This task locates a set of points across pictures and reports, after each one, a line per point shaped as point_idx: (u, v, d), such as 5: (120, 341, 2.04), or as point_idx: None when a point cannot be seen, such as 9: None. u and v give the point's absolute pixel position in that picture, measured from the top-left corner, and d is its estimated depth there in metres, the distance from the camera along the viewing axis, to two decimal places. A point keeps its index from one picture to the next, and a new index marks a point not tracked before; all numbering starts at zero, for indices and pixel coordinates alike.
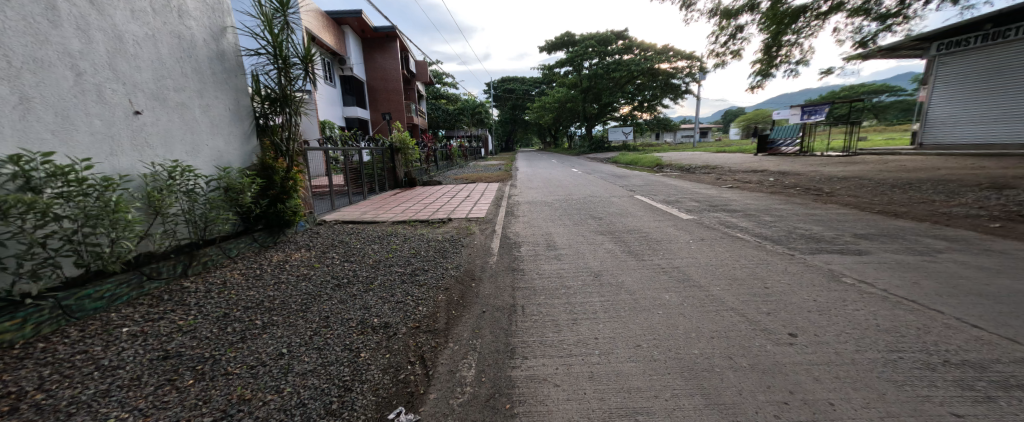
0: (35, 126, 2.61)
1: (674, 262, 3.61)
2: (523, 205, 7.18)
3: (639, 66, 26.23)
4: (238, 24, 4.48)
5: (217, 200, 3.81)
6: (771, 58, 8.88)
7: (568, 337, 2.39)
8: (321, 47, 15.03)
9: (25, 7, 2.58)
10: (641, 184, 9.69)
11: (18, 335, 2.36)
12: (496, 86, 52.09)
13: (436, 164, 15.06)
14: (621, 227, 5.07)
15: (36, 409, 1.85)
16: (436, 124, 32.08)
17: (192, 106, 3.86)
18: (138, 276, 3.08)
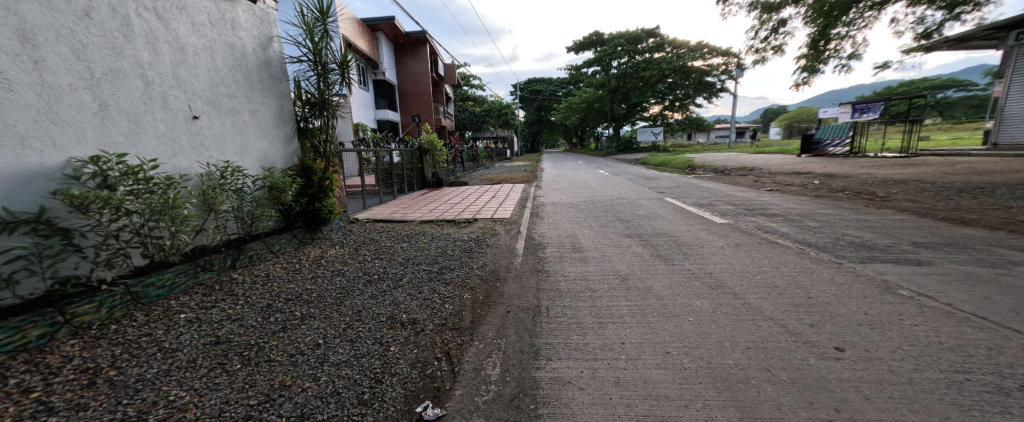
0: (111, 130, 2.91)
1: (706, 267, 3.47)
2: (548, 207, 7.15)
3: (670, 64, 25.27)
4: (283, 33, 4.75)
5: (264, 198, 4.08)
6: (818, 53, 8.32)
7: (594, 341, 2.36)
8: (355, 52, 15.63)
9: (107, 26, 2.90)
10: (670, 186, 9.33)
11: (94, 316, 2.65)
12: (525, 88, 52.15)
13: (462, 165, 15.30)
14: (649, 231, 4.90)
15: (110, 383, 2.08)
16: (463, 126, 32.47)
17: (242, 111, 4.15)
18: (194, 266, 3.35)
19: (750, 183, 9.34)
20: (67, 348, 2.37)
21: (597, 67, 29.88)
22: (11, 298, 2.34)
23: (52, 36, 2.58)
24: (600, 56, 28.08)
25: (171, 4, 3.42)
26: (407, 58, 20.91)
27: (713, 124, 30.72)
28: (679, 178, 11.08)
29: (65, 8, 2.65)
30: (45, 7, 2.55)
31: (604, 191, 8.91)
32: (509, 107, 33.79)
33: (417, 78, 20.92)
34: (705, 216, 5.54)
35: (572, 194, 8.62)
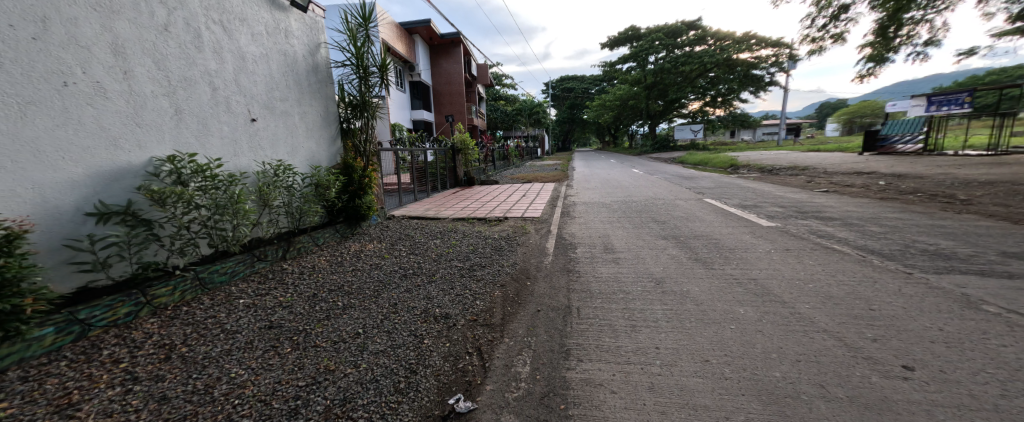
0: (184, 133, 3.24)
1: (750, 273, 3.26)
2: (579, 206, 7.04)
3: (713, 58, 23.84)
4: (330, 40, 5.02)
5: (311, 195, 4.35)
6: (888, 41, 7.53)
7: (627, 344, 2.30)
8: (393, 55, 16.16)
9: (182, 39, 3.24)
10: (711, 186, 8.84)
11: (171, 298, 2.98)
12: (557, 86, 51.37)
13: (494, 164, 15.39)
14: (687, 233, 4.68)
15: (182, 357, 2.33)
16: (494, 125, 32.54)
17: (293, 113, 4.46)
18: (251, 256, 3.66)
19: (802, 184, 8.64)
20: (147, 325, 2.68)
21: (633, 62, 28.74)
22: (105, 279, 2.71)
23: (138, 49, 2.92)
24: (635, 52, 26.87)
25: (235, 16, 3.75)
26: (441, 60, 21.28)
27: (762, 120, 28.67)
28: (720, 178, 10.45)
29: (149, 24, 2.99)
30: (133, 24, 2.90)
31: (638, 191, 8.63)
32: (539, 106, 33.50)
33: (450, 79, 21.31)
34: (751, 219, 5.19)
35: (604, 194, 8.42)
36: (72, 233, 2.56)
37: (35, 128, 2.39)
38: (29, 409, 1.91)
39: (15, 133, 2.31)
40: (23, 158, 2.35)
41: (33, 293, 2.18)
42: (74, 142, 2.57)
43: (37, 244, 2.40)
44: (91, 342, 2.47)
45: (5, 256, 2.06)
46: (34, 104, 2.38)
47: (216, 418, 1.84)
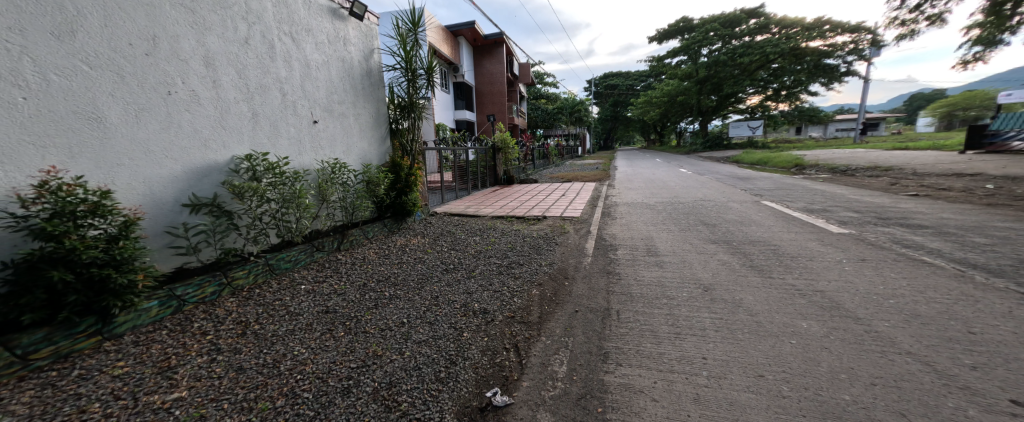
0: (259, 134, 3.62)
1: (815, 284, 2.94)
2: (621, 206, 6.80)
3: (778, 47, 21.61)
4: (382, 45, 5.27)
5: (364, 191, 4.64)
6: (1005, 18, 6.40)
7: (670, 352, 2.19)
8: (439, 58, 16.64)
9: (258, 50, 3.60)
10: (772, 188, 8.08)
11: (247, 280, 3.35)
12: (600, 83, 49.66)
13: (534, 164, 15.31)
14: (741, 238, 4.33)
15: (256, 333, 2.62)
16: (538, 125, 32.25)
17: (349, 115, 4.78)
18: (312, 246, 3.99)
19: (886, 186, 7.61)
20: (227, 304, 3.03)
21: (684, 56, 27.07)
22: (196, 262, 3.14)
23: (224, 61, 3.30)
24: (688, 44, 25.26)
25: (302, 28, 4.09)
26: (485, 61, 21.45)
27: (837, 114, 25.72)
28: (784, 179, 9.53)
29: (232, 38, 3.37)
30: (220, 38, 3.28)
31: (686, 192, 8.13)
32: (582, 104, 32.74)
33: (491, 80, 21.35)
34: (818, 224, 4.66)
35: (648, 194, 8.05)
36: (172, 221, 2.96)
37: (147, 131, 2.81)
38: (138, 369, 2.25)
39: (132, 136, 2.73)
40: (138, 156, 2.77)
41: (144, 270, 2.56)
42: (174, 142, 2.97)
43: (146, 230, 2.81)
44: (184, 315, 2.84)
45: (123, 238, 2.45)
46: (145, 111, 2.80)
47: (282, 389, 2.04)
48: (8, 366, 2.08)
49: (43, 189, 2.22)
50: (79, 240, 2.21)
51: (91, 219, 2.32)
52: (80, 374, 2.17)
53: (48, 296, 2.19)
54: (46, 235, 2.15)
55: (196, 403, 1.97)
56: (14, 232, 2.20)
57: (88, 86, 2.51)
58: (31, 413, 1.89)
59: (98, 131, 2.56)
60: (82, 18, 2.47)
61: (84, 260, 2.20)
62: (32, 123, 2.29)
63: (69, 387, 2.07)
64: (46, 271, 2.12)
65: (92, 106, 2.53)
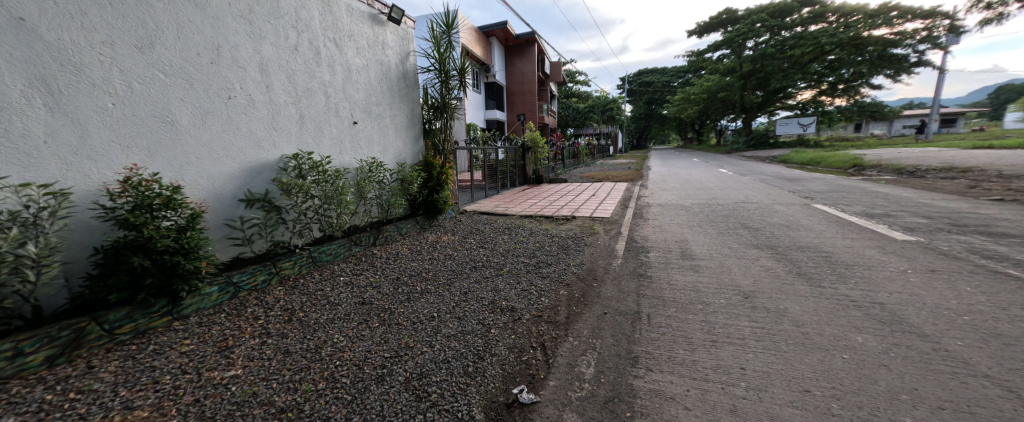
0: (304, 135, 3.81)
1: (872, 296, 2.73)
2: (654, 208, 6.60)
3: (835, 37, 20.33)
4: (418, 48, 5.39)
5: (398, 188, 4.76)
6: None
7: (705, 360, 2.10)
8: (471, 58, 16.78)
9: (306, 56, 3.80)
10: (824, 190, 7.58)
11: (293, 271, 3.51)
12: (634, 80, 48.54)
13: (564, 163, 15.16)
14: (787, 243, 4.10)
15: (301, 320, 2.75)
16: (567, 123, 31.90)
17: (387, 115, 4.92)
18: (350, 241, 4.12)
19: (960, 190, 6.95)
20: (276, 292, 3.19)
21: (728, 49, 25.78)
22: (250, 252, 3.38)
23: (276, 67, 3.51)
24: (730, 36, 24.14)
25: (345, 34, 4.26)
26: (516, 59, 21.40)
27: (898, 111, 23.75)
28: (837, 181, 8.92)
29: (284, 46, 3.57)
30: (274, 46, 3.49)
31: (725, 193, 7.80)
32: (614, 102, 32.11)
33: (523, 78, 21.33)
34: (880, 231, 4.32)
35: (683, 195, 7.79)
36: (229, 215, 3.19)
37: (211, 132, 3.03)
38: (202, 347, 2.42)
39: (199, 137, 2.96)
40: (203, 155, 2.99)
41: (207, 258, 2.74)
42: (233, 142, 3.18)
43: (208, 222, 3.04)
44: (240, 301, 3.02)
45: (191, 229, 2.64)
46: (210, 114, 3.02)
47: (323, 373, 2.13)
48: (98, 338, 2.34)
49: (127, 184, 2.47)
50: (155, 230, 2.42)
51: (164, 211, 2.54)
52: (154, 349, 2.38)
53: (129, 279, 2.42)
54: (129, 225, 2.39)
55: (248, 381, 2.09)
56: (104, 221, 2.46)
57: (164, 93, 2.76)
58: (116, 381, 2.09)
59: (171, 132, 2.80)
60: (159, 31, 2.72)
61: (159, 247, 2.41)
62: (119, 126, 2.55)
63: (145, 360, 2.28)
64: (128, 256, 2.36)
65: (166, 109, 2.77)
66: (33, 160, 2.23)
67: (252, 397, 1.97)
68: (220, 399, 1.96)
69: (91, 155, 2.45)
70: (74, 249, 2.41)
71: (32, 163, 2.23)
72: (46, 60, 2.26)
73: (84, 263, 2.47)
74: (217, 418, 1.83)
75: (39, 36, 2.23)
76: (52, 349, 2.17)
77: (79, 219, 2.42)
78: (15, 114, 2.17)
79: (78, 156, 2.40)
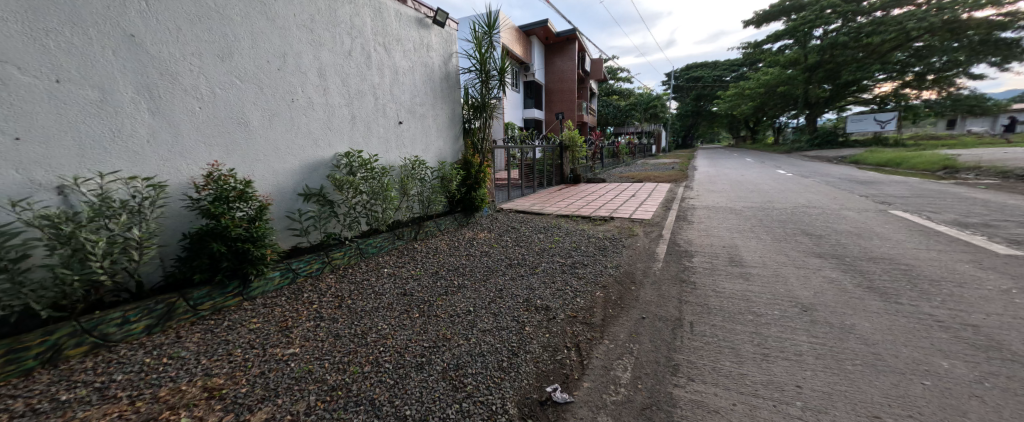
0: (355, 134, 4.00)
1: (964, 317, 2.45)
2: (699, 210, 6.32)
3: (924, 21, 18.32)
4: (460, 49, 5.46)
5: (438, 186, 4.85)
6: None
7: (754, 374, 1.98)
8: (511, 58, 16.83)
9: (358, 61, 3.99)
10: (905, 195, 6.90)
11: (344, 260, 3.69)
12: (681, 76, 46.66)
13: (603, 162, 14.87)
14: (855, 253, 3.78)
15: (349, 306, 2.89)
16: (606, 121, 31.21)
17: (430, 115, 5.04)
18: (394, 234, 4.26)
19: None
20: (328, 280, 3.37)
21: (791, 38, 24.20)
22: (307, 243, 3.61)
23: (331, 72, 3.72)
24: (796, 24, 22.58)
25: (394, 38, 4.40)
26: (556, 58, 21.24)
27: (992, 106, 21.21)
28: (920, 185, 8.07)
29: (339, 52, 3.78)
30: (331, 53, 3.71)
31: (779, 196, 7.32)
32: (658, 100, 31.01)
33: (563, 76, 21.11)
34: (977, 243, 3.87)
35: (733, 198, 7.40)
36: (290, 207, 3.44)
37: (276, 133, 3.30)
38: (265, 326, 2.60)
39: (266, 137, 3.24)
40: (270, 154, 3.27)
41: (272, 246, 2.95)
42: (294, 141, 3.44)
43: (273, 214, 3.30)
44: (297, 286, 3.21)
45: (259, 220, 2.87)
46: (276, 116, 3.30)
47: (368, 357, 2.22)
48: (185, 312, 2.60)
49: (209, 178, 2.75)
50: (230, 220, 2.67)
51: (238, 203, 2.80)
52: (228, 325, 2.59)
53: (210, 261, 2.67)
54: (210, 215, 2.66)
55: (304, 359, 2.22)
56: (192, 211, 2.76)
57: (239, 97, 3.05)
58: (198, 350, 2.31)
59: (244, 132, 3.09)
60: (237, 42, 3.00)
61: (233, 235, 2.64)
62: (204, 127, 2.86)
63: (221, 334, 2.49)
64: (209, 242, 2.61)
65: (240, 112, 3.05)
66: (139, 156, 2.57)
67: (308, 374, 2.09)
68: (281, 373, 2.10)
69: (182, 153, 2.77)
70: (168, 234, 2.72)
71: (138, 159, 2.56)
72: (150, 70, 2.59)
73: (176, 246, 2.79)
74: (279, 390, 1.97)
75: (145, 50, 2.56)
76: (150, 320, 2.45)
77: (173, 207, 2.74)
78: (127, 118, 2.51)
79: (173, 153, 2.72)
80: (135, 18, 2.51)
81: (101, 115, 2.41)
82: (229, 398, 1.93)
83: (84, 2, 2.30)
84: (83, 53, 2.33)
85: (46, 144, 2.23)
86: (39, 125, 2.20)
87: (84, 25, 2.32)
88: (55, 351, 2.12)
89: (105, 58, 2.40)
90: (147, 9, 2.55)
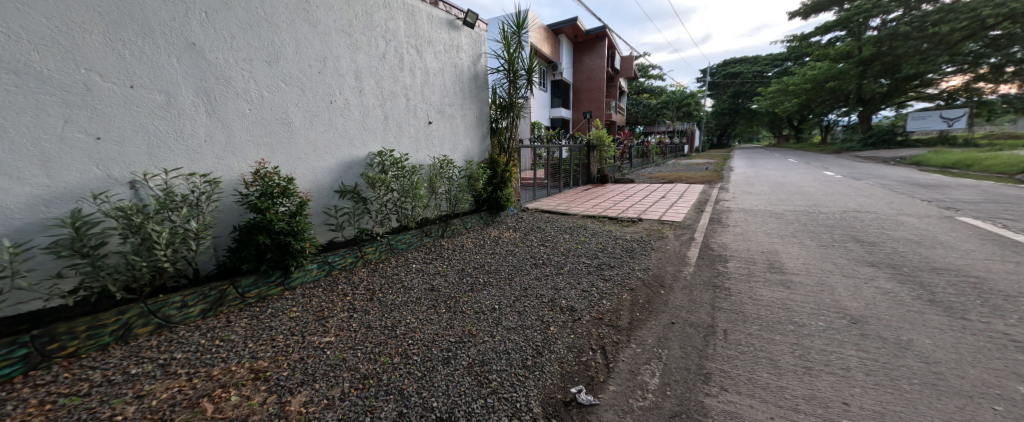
0: (388, 134, 4.10)
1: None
2: (735, 213, 6.09)
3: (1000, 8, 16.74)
4: (489, 50, 5.48)
5: (465, 185, 4.88)
6: None
7: (795, 388, 1.89)
8: (539, 57, 16.74)
9: (392, 63, 4.08)
10: (974, 200, 6.37)
11: (376, 256, 3.78)
12: (717, 73, 45.03)
13: (631, 162, 14.59)
14: (913, 263, 3.52)
15: (380, 300, 2.96)
16: (635, 120, 30.56)
17: (458, 115, 5.09)
18: (423, 231, 4.33)
19: None
20: (361, 273, 3.47)
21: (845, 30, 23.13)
22: (342, 238, 3.74)
23: (367, 74, 3.82)
24: (850, 14, 21.31)
25: (425, 40, 4.47)
26: (585, 56, 21.00)
27: None
28: (990, 190, 7.43)
29: (375, 55, 3.88)
30: (367, 56, 3.81)
31: (823, 200, 6.94)
32: (693, 98, 29.83)
33: (591, 75, 20.84)
34: None
35: (772, 200, 7.07)
36: (327, 204, 3.57)
37: (317, 133, 3.44)
38: (304, 315, 2.70)
39: (308, 137, 3.38)
40: (310, 152, 3.41)
41: (310, 240, 3.08)
42: (333, 141, 3.57)
43: (311, 210, 3.44)
44: (333, 278, 3.32)
45: (300, 215, 2.99)
46: (316, 117, 3.43)
47: (398, 349, 2.27)
48: (234, 299, 2.76)
49: (257, 175, 2.92)
50: (274, 214, 2.81)
51: (281, 199, 2.95)
52: (271, 312, 2.72)
53: (257, 252, 2.82)
54: (257, 209, 2.80)
55: (338, 348, 2.29)
56: (242, 205, 2.91)
57: (283, 100, 3.20)
58: (246, 335, 2.44)
59: (287, 132, 3.24)
60: (282, 48, 3.14)
61: (276, 229, 2.77)
62: (254, 128, 3.02)
63: (266, 320, 2.62)
64: (256, 235, 2.76)
65: (284, 114, 3.20)
66: (198, 154, 2.75)
67: (342, 362, 2.16)
68: (318, 360, 2.18)
69: (234, 151, 2.93)
70: (221, 227, 2.88)
71: (197, 157, 2.74)
72: (207, 75, 2.76)
73: (228, 238, 2.95)
74: (316, 375, 2.05)
75: (204, 57, 2.73)
76: (205, 304, 2.62)
77: (226, 203, 2.90)
78: (188, 119, 2.69)
79: (226, 152, 2.89)
80: (197, 28, 2.68)
81: (166, 117, 2.60)
82: (272, 380, 2.02)
83: (153, 14, 2.50)
84: (152, 61, 2.52)
85: (121, 144, 2.43)
86: (117, 126, 2.41)
87: (152, 35, 2.51)
88: (126, 329, 2.31)
89: (170, 65, 2.59)
90: (206, 19, 2.72)
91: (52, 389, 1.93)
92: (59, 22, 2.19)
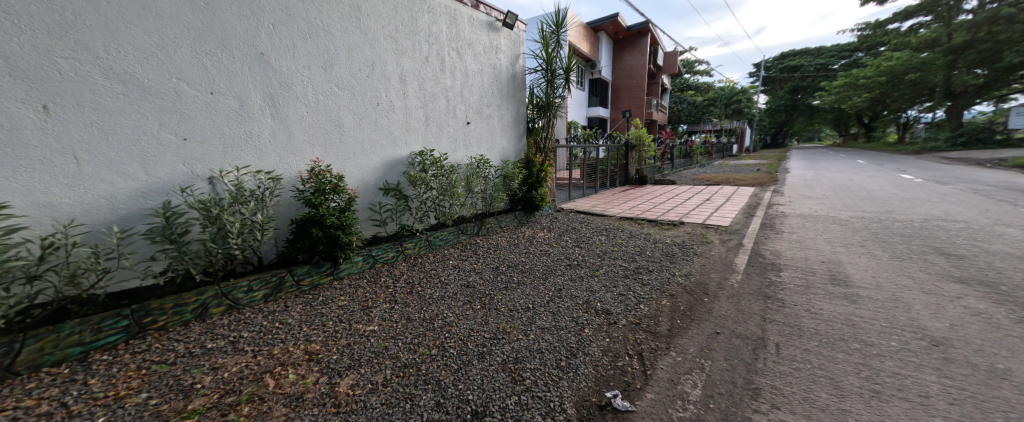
0: (430, 133, 4.20)
1: None
2: (791, 219, 5.70)
3: None
4: (527, 50, 5.48)
5: (501, 184, 4.91)
6: None
7: (861, 412, 1.74)
8: (579, 55, 16.48)
9: (434, 66, 4.17)
10: None
11: (417, 251, 3.89)
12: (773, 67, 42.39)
13: (672, 161, 14.07)
14: (1007, 281, 3.15)
15: (420, 293, 3.03)
16: (676, 118, 29.43)
17: (496, 115, 5.13)
18: (460, 229, 4.39)
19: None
20: (401, 267, 3.57)
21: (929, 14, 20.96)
22: (384, 233, 3.88)
23: (411, 77, 3.93)
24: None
25: (466, 42, 4.54)
26: (625, 53, 20.51)
27: None
28: None
29: (419, 58, 3.99)
30: (412, 59, 3.92)
31: (890, 206, 6.38)
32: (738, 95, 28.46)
33: (632, 73, 20.32)
34: None
35: (833, 206, 6.55)
36: (372, 200, 3.72)
37: (365, 133, 3.58)
38: (350, 304, 2.81)
39: (357, 137, 3.53)
40: (359, 152, 3.55)
41: (357, 235, 3.22)
42: (379, 141, 3.71)
43: (358, 205, 3.59)
44: (376, 271, 3.44)
45: (349, 211, 3.13)
46: (365, 118, 3.57)
47: (435, 341, 2.31)
48: (291, 286, 2.92)
49: (313, 173, 3.08)
50: (326, 209, 2.96)
51: (332, 195, 3.10)
52: (323, 300, 2.85)
53: (311, 244, 2.99)
54: (312, 204, 2.96)
55: (381, 336, 2.37)
56: (299, 200, 3.09)
57: (336, 103, 3.35)
58: (302, 319, 2.58)
59: (339, 133, 3.39)
60: (336, 54, 3.30)
61: (328, 223, 2.92)
62: (310, 129, 3.19)
63: (318, 307, 2.76)
64: (310, 228, 2.92)
65: (336, 116, 3.36)
66: (263, 153, 2.95)
67: (384, 350, 2.23)
68: (363, 346, 2.27)
69: (293, 151, 3.11)
70: (280, 220, 3.08)
71: (262, 155, 2.94)
72: (273, 81, 2.95)
73: (286, 230, 3.13)
74: (361, 361, 2.13)
75: (270, 65, 2.92)
76: (268, 289, 2.79)
77: (285, 197, 3.10)
78: (256, 122, 2.89)
79: (286, 152, 3.08)
80: (265, 38, 2.87)
81: (238, 120, 2.80)
82: (324, 362, 2.12)
83: (230, 27, 2.70)
84: (229, 70, 2.72)
85: (203, 143, 2.66)
86: (200, 128, 2.64)
87: (229, 45, 2.71)
88: (204, 309, 2.51)
89: (242, 73, 2.79)
90: (273, 30, 2.91)
91: (146, 356, 2.13)
92: (157, 38, 2.42)
